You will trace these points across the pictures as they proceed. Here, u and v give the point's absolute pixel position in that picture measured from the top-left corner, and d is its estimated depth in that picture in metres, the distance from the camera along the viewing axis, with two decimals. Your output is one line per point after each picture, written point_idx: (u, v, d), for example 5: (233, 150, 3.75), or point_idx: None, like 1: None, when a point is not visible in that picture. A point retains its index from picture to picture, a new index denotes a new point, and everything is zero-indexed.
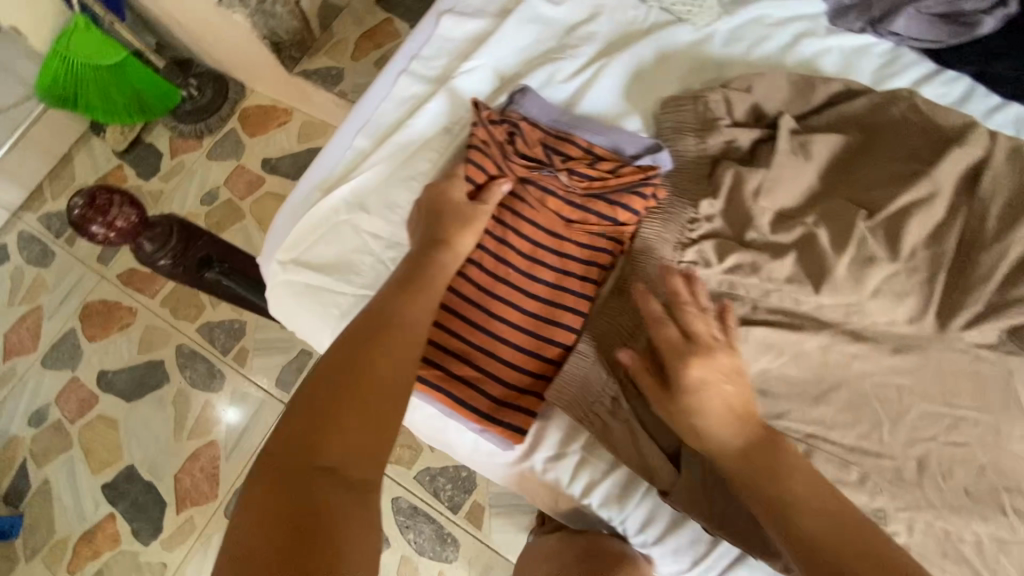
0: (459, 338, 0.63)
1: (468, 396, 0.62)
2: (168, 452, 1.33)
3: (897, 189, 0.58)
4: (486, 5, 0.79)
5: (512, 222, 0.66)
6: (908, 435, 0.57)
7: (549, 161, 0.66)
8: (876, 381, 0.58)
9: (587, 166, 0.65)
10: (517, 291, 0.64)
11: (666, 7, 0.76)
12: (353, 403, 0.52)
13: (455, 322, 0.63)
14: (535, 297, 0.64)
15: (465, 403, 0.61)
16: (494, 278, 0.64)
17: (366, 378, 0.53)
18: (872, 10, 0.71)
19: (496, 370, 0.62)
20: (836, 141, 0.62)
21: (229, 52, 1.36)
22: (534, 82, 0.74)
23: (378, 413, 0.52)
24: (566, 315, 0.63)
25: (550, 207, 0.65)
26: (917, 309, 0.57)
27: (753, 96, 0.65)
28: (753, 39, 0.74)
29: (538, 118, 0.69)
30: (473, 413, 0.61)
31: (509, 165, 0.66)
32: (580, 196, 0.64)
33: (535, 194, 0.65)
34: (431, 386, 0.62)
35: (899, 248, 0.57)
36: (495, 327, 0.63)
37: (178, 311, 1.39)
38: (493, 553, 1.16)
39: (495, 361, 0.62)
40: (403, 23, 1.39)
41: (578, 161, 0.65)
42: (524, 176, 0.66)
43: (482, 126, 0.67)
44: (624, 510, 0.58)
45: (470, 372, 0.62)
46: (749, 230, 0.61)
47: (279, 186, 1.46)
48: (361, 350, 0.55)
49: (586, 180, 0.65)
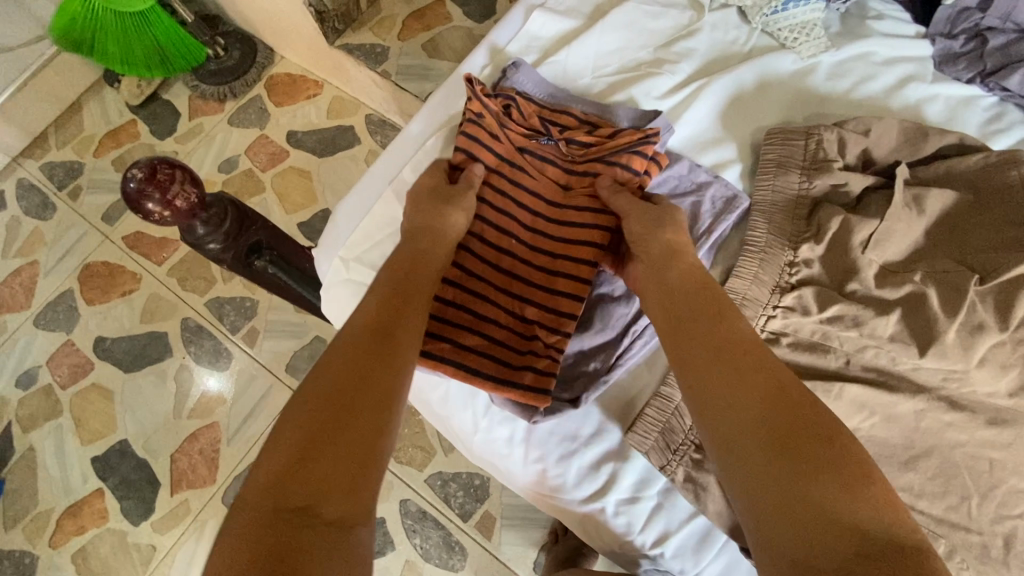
0: (465, 311, 0.61)
1: (480, 365, 0.59)
2: (165, 430, 1.24)
3: (1013, 256, 0.56)
4: (580, 5, 0.75)
5: (513, 191, 0.65)
6: (997, 512, 0.54)
7: (548, 131, 0.66)
8: (971, 452, 0.55)
9: (585, 134, 0.66)
10: (524, 260, 0.63)
11: (770, 32, 0.73)
12: (349, 412, 0.46)
13: (460, 293, 0.62)
14: (539, 265, 0.63)
15: (477, 371, 0.59)
16: (499, 252, 0.64)
17: (362, 380, 0.48)
18: (984, 62, 0.69)
19: (502, 336, 0.61)
20: (949, 197, 0.60)
21: (265, 14, 1.27)
22: (628, 96, 0.70)
23: (369, 427, 0.46)
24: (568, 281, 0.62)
25: (550, 175, 0.65)
26: (1020, 383, 0.55)
27: (868, 140, 0.63)
28: (858, 76, 0.70)
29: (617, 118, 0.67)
30: (487, 381, 0.59)
31: (505, 133, 0.65)
32: (579, 162, 0.65)
33: (533, 163, 0.65)
34: (439, 362, 0.58)
35: (1010, 318, 0.55)
36: (498, 297, 0.62)
37: (187, 282, 1.31)
38: (501, 565, 1.13)
39: (499, 327, 0.61)
40: (456, 6, 1.32)
41: (575, 130, 0.66)
42: (521, 144, 0.66)
43: (478, 99, 0.65)
44: (700, 564, 0.57)
45: (479, 342, 0.60)
46: (851, 281, 0.59)
47: (304, 161, 1.36)
48: (366, 348, 0.51)
49: (586, 147, 0.65)
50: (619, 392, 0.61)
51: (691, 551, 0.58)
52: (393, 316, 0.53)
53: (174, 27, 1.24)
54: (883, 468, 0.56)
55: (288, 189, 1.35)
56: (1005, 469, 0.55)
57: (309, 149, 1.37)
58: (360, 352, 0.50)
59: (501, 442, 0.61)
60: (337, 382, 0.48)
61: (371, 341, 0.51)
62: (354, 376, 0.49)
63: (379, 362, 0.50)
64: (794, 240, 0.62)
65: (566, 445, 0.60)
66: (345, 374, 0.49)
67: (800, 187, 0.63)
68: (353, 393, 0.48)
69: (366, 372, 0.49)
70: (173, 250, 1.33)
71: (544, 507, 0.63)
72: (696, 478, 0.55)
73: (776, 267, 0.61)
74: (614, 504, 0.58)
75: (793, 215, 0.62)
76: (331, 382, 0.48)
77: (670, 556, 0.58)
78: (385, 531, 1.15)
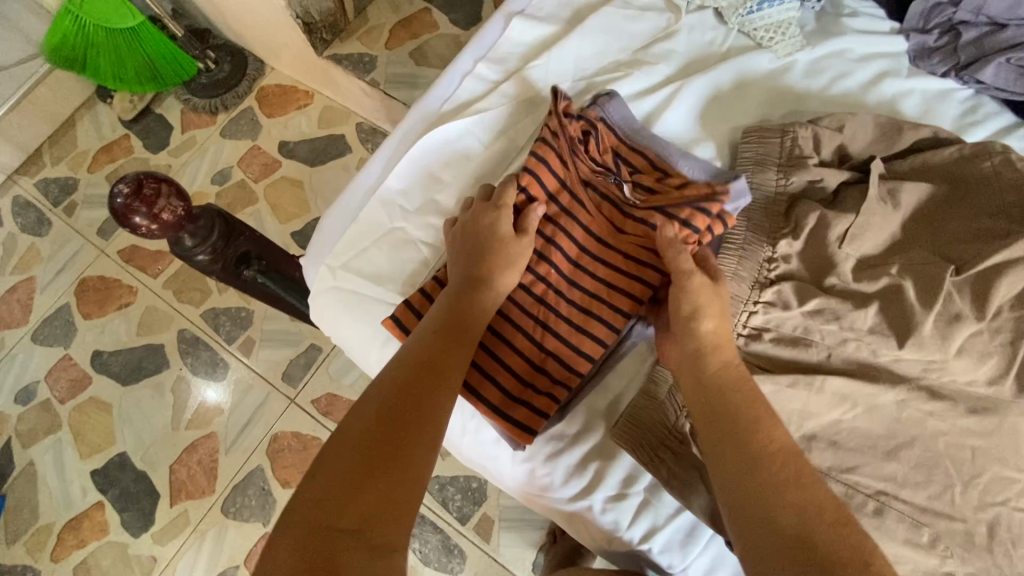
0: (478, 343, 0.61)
1: (480, 386, 0.60)
2: (164, 441, 1.25)
3: (988, 247, 0.57)
4: (558, 10, 0.76)
5: (565, 224, 0.63)
6: (980, 499, 0.55)
7: (617, 170, 0.62)
8: (954, 441, 0.56)
9: (654, 180, 0.61)
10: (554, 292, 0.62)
11: (747, 32, 0.74)
12: (385, 459, 0.47)
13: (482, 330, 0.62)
14: (568, 303, 0.61)
15: (476, 392, 0.60)
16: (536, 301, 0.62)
17: (400, 428, 0.49)
18: (957, 56, 0.70)
19: (511, 361, 0.61)
20: (924, 190, 0.61)
21: (254, 28, 1.28)
22: None
23: (405, 476, 0.47)
24: (594, 325, 0.60)
25: (606, 214, 0.62)
26: (998, 371, 0.56)
27: (842, 135, 0.64)
28: (834, 73, 0.71)
29: (616, 124, 0.64)
30: (482, 404, 0.60)
31: (574, 163, 0.63)
32: (641, 208, 0.60)
33: (593, 199, 0.63)
34: None
35: (986, 308, 0.56)
36: (517, 335, 0.61)
37: (183, 294, 1.31)
38: (500, 568, 1.13)
39: (508, 350, 0.61)
40: (442, 14, 1.33)
41: (645, 175, 0.62)
42: (586, 177, 0.63)
43: (556, 117, 0.63)
44: (688, 557, 0.58)
45: (485, 361, 0.61)
46: (830, 276, 0.60)
47: (296, 171, 1.38)
48: (404, 395, 0.52)
49: (649, 194, 0.60)
50: (604, 390, 0.62)
51: (679, 545, 0.58)
52: (433, 360, 0.54)
53: (165, 42, 1.25)
54: (867, 459, 0.57)
55: (281, 199, 1.36)
56: (987, 457, 0.55)
57: (301, 158, 1.38)
58: (399, 398, 0.51)
59: (489, 442, 0.62)
60: (374, 427, 0.49)
61: (410, 388, 0.52)
62: (393, 423, 0.50)
63: (418, 409, 0.51)
64: (772, 235, 0.63)
65: (553, 445, 0.60)
66: (382, 420, 0.50)
67: (778, 184, 0.64)
68: (390, 439, 0.48)
69: (404, 420, 0.50)
70: (168, 262, 1.34)
71: (533, 506, 0.63)
72: (679, 470, 0.56)
73: (755, 262, 0.62)
74: (601, 501, 0.59)
75: (770, 211, 0.64)
76: (369, 426, 0.49)
77: (658, 551, 0.58)
78: None
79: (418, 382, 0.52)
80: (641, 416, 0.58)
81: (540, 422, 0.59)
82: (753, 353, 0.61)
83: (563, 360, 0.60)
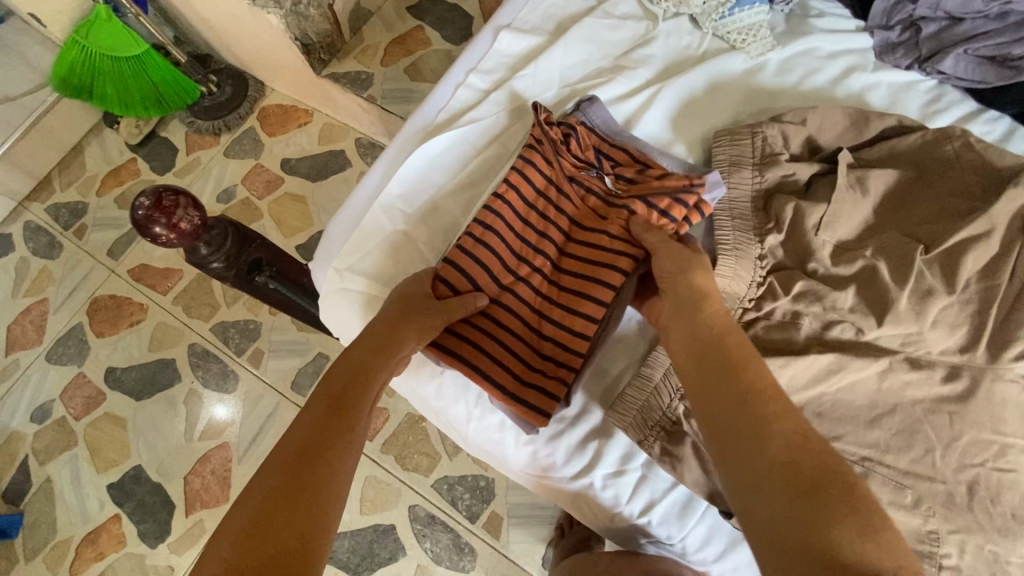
0: (481, 330, 0.65)
1: (490, 372, 0.63)
2: (178, 453, 1.28)
3: (955, 225, 0.61)
4: (543, 23, 0.81)
5: (554, 215, 0.69)
6: (959, 461, 0.58)
7: (599, 164, 0.69)
8: (931, 408, 0.59)
9: (634, 173, 0.68)
10: (547, 280, 0.67)
11: (721, 35, 0.78)
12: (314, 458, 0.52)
13: (483, 318, 0.66)
14: (563, 286, 0.66)
15: (486, 377, 0.63)
16: (540, 296, 0.67)
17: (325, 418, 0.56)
18: (920, 49, 0.74)
19: (516, 349, 0.65)
20: (892, 175, 0.65)
21: (254, 51, 1.34)
22: None
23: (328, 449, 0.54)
24: (587, 303, 0.64)
25: (591, 206, 0.68)
26: (968, 340, 0.60)
27: (808, 129, 0.68)
28: (803, 70, 0.76)
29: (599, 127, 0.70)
30: (499, 391, 0.63)
31: (558, 161, 0.68)
32: (622, 199, 0.67)
33: (578, 192, 0.69)
34: (452, 359, 0.63)
35: (955, 282, 0.60)
36: (514, 319, 0.66)
37: (192, 309, 1.35)
38: (511, 564, 1.15)
39: (512, 339, 0.65)
40: (434, 31, 1.39)
41: (625, 168, 0.68)
42: (571, 173, 0.68)
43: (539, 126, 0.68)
44: (685, 527, 0.61)
45: (490, 348, 0.65)
46: (810, 260, 0.64)
47: (298, 187, 1.42)
48: (329, 407, 0.56)
49: (630, 186, 0.67)
50: (601, 375, 0.66)
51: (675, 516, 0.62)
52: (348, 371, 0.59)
53: (169, 68, 1.30)
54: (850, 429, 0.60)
55: (284, 214, 1.41)
56: (965, 421, 0.58)
57: (304, 174, 1.43)
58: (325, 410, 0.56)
59: (493, 427, 0.65)
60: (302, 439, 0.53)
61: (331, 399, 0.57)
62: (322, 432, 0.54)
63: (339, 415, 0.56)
64: (749, 224, 0.67)
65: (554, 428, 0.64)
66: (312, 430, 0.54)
67: (753, 179, 0.68)
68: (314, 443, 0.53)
69: (327, 425, 0.54)
70: (177, 279, 1.38)
71: (539, 488, 0.67)
72: (674, 449, 0.59)
73: (735, 249, 0.65)
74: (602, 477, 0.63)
75: (746, 202, 0.68)
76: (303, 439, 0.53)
77: (656, 523, 0.62)
78: (395, 538, 1.18)
79: (339, 393, 0.57)
80: (635, 397, 0.61)
81: (552, 405, 0.62)
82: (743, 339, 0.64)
83: (564, 344, 0.64)
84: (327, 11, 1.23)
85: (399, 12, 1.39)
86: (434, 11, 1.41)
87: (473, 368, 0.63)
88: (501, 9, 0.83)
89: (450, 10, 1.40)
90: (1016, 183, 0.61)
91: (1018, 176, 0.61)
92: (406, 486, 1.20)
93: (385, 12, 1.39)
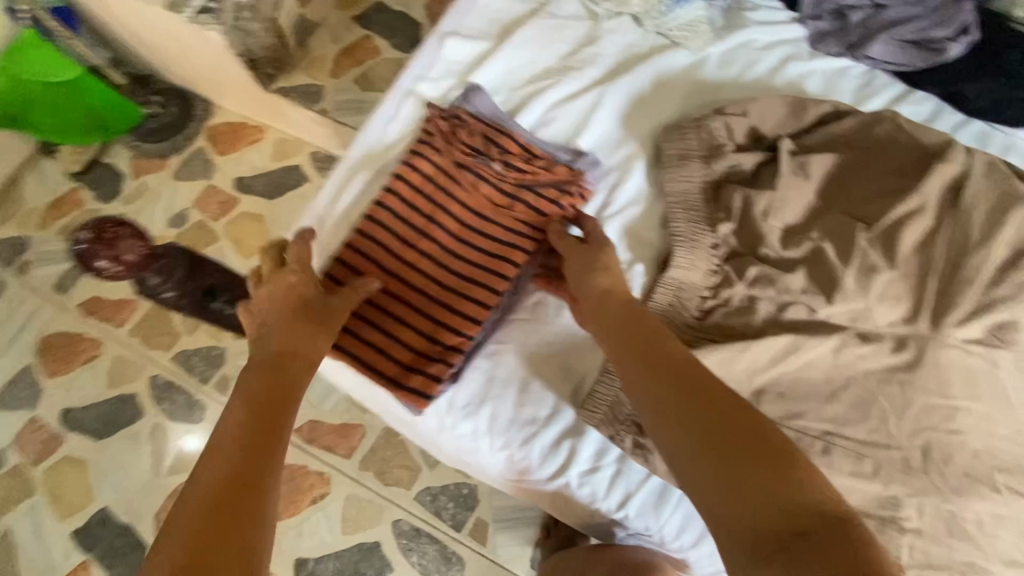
0: (372, 324, 0.68)
1: (377, 361, 0.67)
2: (146, 491, 1.23)
3: (891, 202, 0.64)
4: (487, 28, 0.81)
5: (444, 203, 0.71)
6: (913, 426, 0.61)
7: (484, 151, 0.72)
8: (883, 379, 0.62)
9: (521, 161, 0.72)
10: (438, 270, 0.70)
11: (663, 32, 0.80)
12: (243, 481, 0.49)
13: (371, 311, 0.69)
14: (452, 274, 0.70)
15: (374, 367, 0.67)
16: (412, 266, 0.70)
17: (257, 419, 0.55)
18: (849, 37, 0.78)
19: (406, 338, 0.68)
20: (831, 159, 0.68)
21: (195, 69, 1.30)
22: (535, 116, 0.76)
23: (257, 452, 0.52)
24: (475, 291, 0.69)
25: (482, 190, 0.71)
26: (911, 311, 0.62)
27: (749, 119, 0.71)
28: (743, 62, 0.78)
29: (486, 114, 0.74)
30: (382, 377, 0.67)
31: (449, 149, 0.72)
32: (511, 185, 0.71)
33: (468, 179, 0.72)
34: (343, 353, 0.68)
35: (896, 257, 0.62)
36: (407, 306, 0.69)
37: (152, 340, 1.30)
38: (500, 568, 1.15)
39: (403, 328, 0.68)
40: (383, 40, 1.38)
41: (514, 156, 0.72)
42: (462, 160, 0.72)
43: (435, 119, 0.73)
44: (661, 517, 0.62)
45: (380, 339, 0.68)
46: (761, 246, 0.66)
47: (255, 206, 1.39)
48: (258, 420, 0.54)
49: (517, 172, 0.71)
50: (569, 373, 0.66)
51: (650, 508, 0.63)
52: (275, 385, 0.57)
53: (108, 91, 1.26)
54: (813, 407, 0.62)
55: (242, 235, 1.37)
56: (915, 388, 0.61)
57: (259, 193, 1.39)
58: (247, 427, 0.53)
59: (466, 438, 0.65)
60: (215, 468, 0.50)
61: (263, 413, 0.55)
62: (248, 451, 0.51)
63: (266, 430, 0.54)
64: (703, 214, 0.69)
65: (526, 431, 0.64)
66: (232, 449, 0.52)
67: (703, 169, 0.70)
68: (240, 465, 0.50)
69: (254, 439, 0.52)
70: (132, 310, 1.32)
71: (518, 492, 0.67)
72: (644, 444, 0.61)
73: (689, 240, 0.68)
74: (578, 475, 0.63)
75: (698, 192, 0.70)
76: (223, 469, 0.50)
77: (633, 516, 0.63)
78: (381, 555, 1.16)
79: (266, 410, 0.55)
80: (605, 393, 0.62)
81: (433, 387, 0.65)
82: (706, 328, 0.66)
83: (451, 329, 0.67)
84: (271, 24, 1.20)
85: (345, 22, 1.38)
86: (381, 20, 1.40)
87: (360, 360, 0.68)
88: (445, 15, 0.82)
89: (398, 19, 1.39)
90: (942, 159, 0.65)
91: (943, 151, 0.66)
92: (386, 501, 1.18)
93: (331, 23, 1.38)
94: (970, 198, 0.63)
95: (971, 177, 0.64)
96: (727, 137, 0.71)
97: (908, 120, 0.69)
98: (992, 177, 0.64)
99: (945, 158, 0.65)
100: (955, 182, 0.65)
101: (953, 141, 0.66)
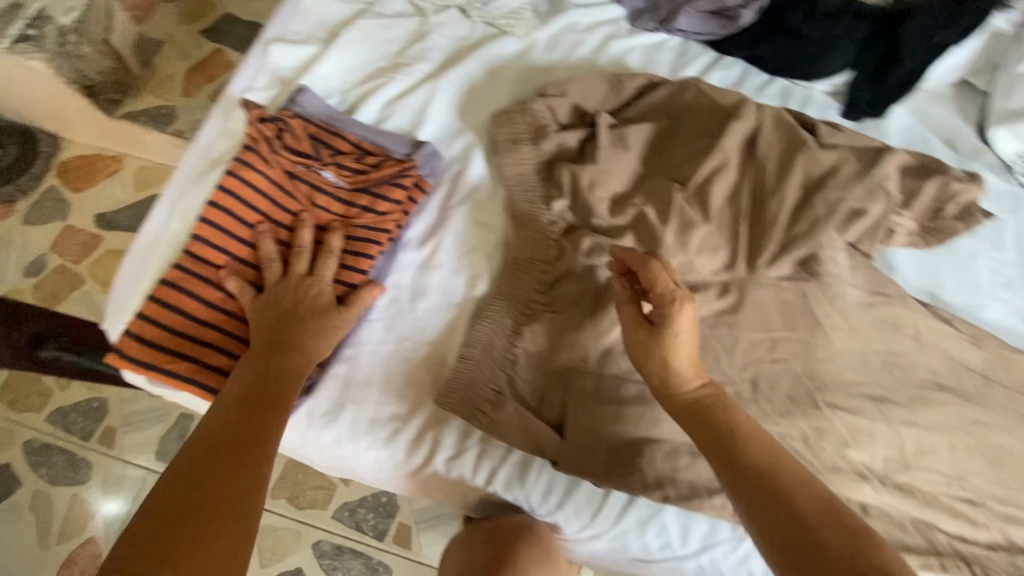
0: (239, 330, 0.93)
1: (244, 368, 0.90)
2: (35, 564, 1.19)
3: (701, 161, 0.93)
4: (313, 34, 1.11)
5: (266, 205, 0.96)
6: (741, 359, 0.90)
7: (318, 151, 0.99)
8: (713, 322, 0.91)
9: (353, 159, 0.99)
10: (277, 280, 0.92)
11: (491, 22, 1.11)
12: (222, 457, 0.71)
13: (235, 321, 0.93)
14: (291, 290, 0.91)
15: None
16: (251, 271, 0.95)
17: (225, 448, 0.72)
18: (660, 14, 1.08)
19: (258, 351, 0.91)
20: (645, 131, 0.97)
21: (32, 101, 1.30)
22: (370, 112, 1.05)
23: (237, 469, 0.70)
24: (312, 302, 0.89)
25: (322, 202, 0.97)
26: (728, 259, 0.91)
27: (570, 99, 1.01)
28: (570, 43, 1.09)
29: (311, 111, 1.02)
30: None
31: (275, 158, 0.97)
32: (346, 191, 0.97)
33: (303, 187, 0.97)
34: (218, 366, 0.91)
35: (708, 211, 0.91)
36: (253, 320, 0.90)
37: (20, 405, 1.26)
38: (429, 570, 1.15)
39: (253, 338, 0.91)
40: (232, 53, 1.47)
41: (345, 154, 1.00)
42: (292, 167, 0.97)
43: (255, 124, 0.98)
44: (525, 487, 0.89)
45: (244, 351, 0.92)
46: (592, 217, 0.94)
47: (119, 241, 1.36)
48: (235, 418, 0.77)
49: (349, 174, 0.98)
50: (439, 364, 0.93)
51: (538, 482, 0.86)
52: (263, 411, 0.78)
53: None
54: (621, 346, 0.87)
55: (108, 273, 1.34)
56: (738, 326, 0.90)
57: (124, 228, 1.36)
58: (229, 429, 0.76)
59: (331, 448, 0.91)
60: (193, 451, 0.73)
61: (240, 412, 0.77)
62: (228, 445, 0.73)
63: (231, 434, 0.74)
64: (501, 269, 0.95)
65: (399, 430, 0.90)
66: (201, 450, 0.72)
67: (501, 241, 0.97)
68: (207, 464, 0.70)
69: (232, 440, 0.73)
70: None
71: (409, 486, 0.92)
72: (499, 418, 0.87)
73: (529, 216, 0.97)
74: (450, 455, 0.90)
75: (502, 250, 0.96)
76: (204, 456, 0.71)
77: (502, 489, 0.90)
78: None
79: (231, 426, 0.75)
80: (452, 384, 0.89)
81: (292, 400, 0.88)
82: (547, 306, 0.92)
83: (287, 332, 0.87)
84: (104, 47, 1.27)
85: (192, 38, 1.46)
86: (233, 32, 1.50)
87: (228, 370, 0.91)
88: (269, 28, 1.11)
89: (243, 29, 1.48)
90: (737, 117, 0.94)
91: (737, 111, 0.95)
92: (303, 523, 1.16)
93: (176, 41, 1.45)
94: (761, 150, 0.94)
95: (762, 131, 0.95)
96: (552, 117, 1.01)
97: (707, 86, 0.98)
98: (777, 128, 0.95)
99: (739, 116, 0.94)
100: (749, 139, 0.96)
101: (742, 102, 0.96)
